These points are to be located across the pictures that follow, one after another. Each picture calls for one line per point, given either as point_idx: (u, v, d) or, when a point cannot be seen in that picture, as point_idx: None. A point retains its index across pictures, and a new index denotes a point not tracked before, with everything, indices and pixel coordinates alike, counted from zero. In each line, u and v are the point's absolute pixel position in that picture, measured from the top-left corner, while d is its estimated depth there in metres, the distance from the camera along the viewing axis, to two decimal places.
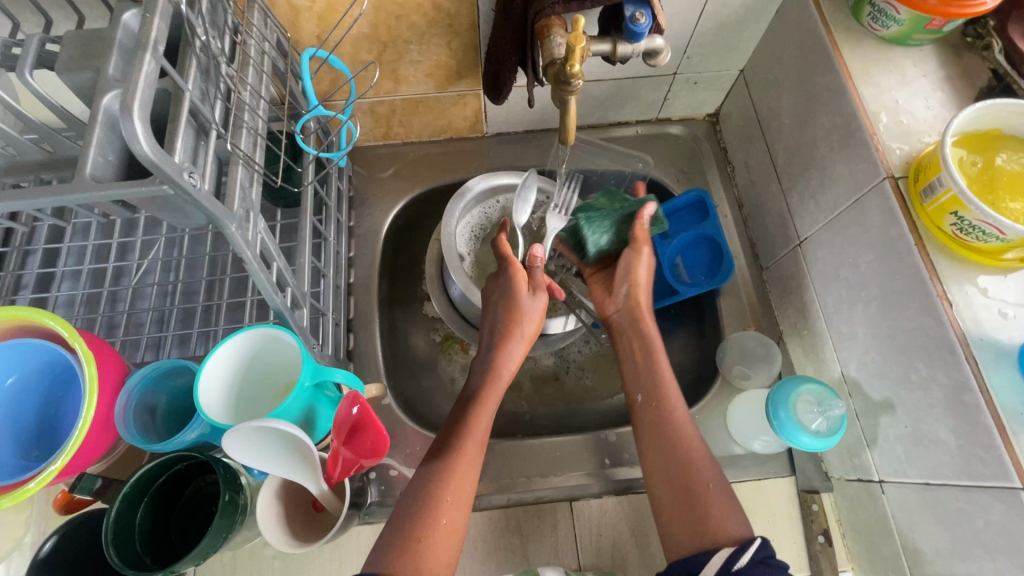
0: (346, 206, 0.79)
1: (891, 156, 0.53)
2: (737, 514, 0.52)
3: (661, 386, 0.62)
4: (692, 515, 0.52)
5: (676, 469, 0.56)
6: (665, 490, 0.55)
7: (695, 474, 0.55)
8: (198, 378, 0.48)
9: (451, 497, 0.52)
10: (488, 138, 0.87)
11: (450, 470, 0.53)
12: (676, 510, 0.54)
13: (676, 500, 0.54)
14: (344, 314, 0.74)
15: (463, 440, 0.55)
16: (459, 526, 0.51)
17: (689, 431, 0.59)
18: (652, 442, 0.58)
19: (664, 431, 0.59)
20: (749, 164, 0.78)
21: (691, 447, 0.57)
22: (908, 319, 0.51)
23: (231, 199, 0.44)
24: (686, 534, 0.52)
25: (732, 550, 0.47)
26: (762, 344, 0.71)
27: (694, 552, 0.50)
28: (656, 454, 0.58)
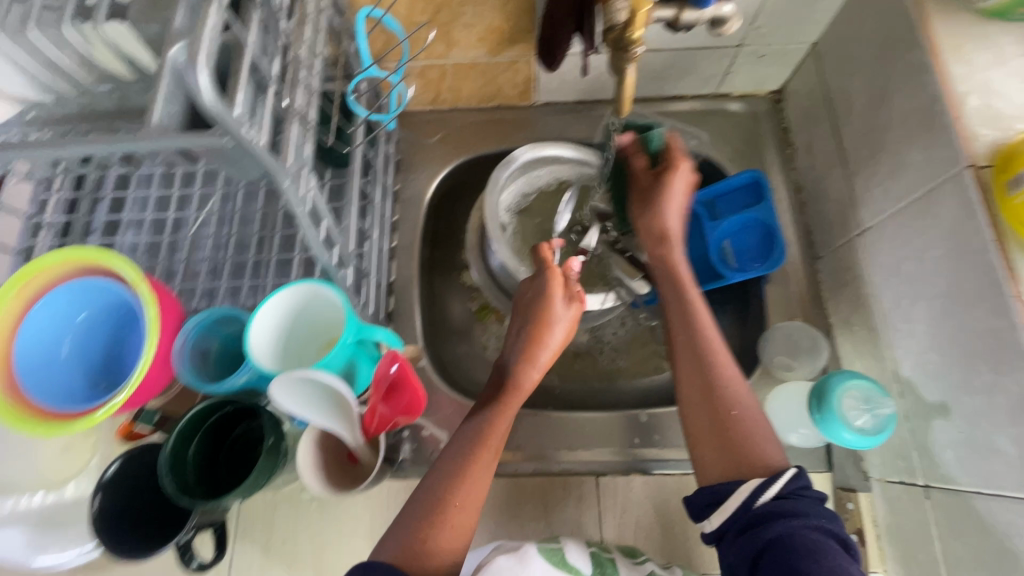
0: (392, 170, 0.80)
1: (976, 142, 0.49)
2: (769, 438, 0.52)
3: (695, 310, 0.59)
4: (721, 436, 0.52)
5: (707, 392, 0.54)
6: (695, 409, 0.55)
7: (726, 399, 0.54)
8: (248, 329, 0.50)
9: (462, 500, 0.50)
10: (536, 107, 0.85)
11: (463, 477, 0.51)
12: (707, 433, 0.53)
13: (706, 421, 0.53)
14: (385, 277, 0.76)
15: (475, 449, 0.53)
16: (467, 530, 0.50)
17: (723, 352, 0.57)
18: (687, 363, 0.57)
19: (702, 352, 0.56)
20: (812, 147, 0.74)
21: (724, 370, 0.55)
22: (976, 320, 0.48)
23: (285, 154, 0.45)
24: (714, 455, 0.52)
25: (761, 482, 0.47)
26: (808, 335, 0.69)
27: (722, 480, 0.50)
28: (686, 373, 0.56)
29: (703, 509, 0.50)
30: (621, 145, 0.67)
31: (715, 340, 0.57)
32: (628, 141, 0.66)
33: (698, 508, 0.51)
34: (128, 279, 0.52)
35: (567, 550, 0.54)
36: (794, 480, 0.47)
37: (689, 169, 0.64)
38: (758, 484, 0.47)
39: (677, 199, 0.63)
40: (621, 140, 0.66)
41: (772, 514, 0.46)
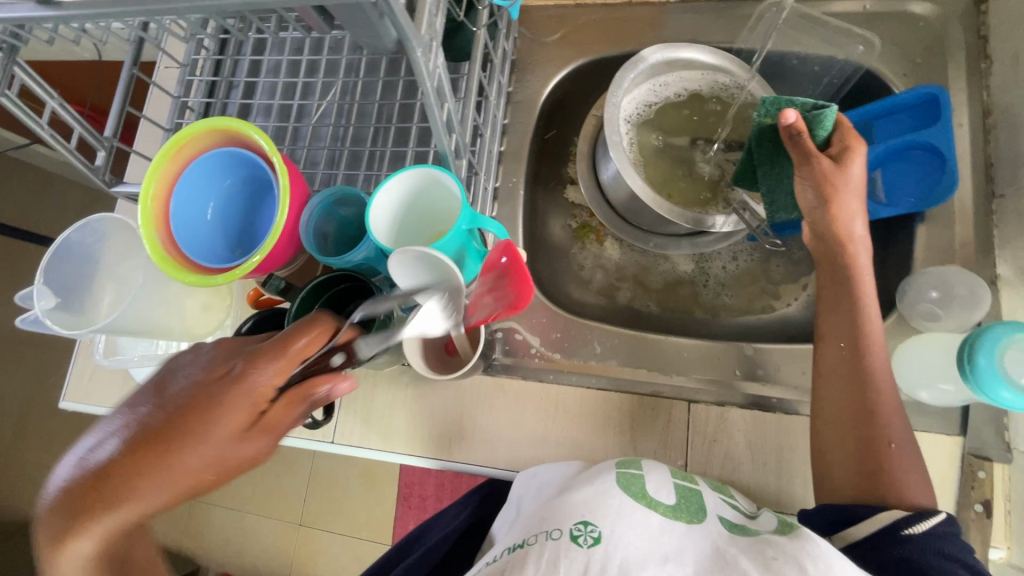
0: (508, 68, 0.76)
1: None
2: (921, 480, 0.49)
3: (867, 325, 0.54)
4: (867, 466, 0.50)
5: (860, 416, 0.51)
6: (838, 429, 0.52)
7: (882, 428, 0.51)
8: (369, 208, 0.51)
9: (147, 485, 0.36)
10: (672, 4, 0.76)
11: (143, 464, 0.36)
12: (847, 454, 0.51)
13: (852, 449, 0.51)
14: (493, 180, 0.75)
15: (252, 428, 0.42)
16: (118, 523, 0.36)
17: (886, 381, 0.52)
18: (839, 383, 0.53)
19: (864, 372, 0.53)
20: (1020, 60, 0.60)
21: (883, 398, 0.52)
22: None
23: (419, 20, 0.43)
24: (851, 479, 0.50)
25: (915, 515, 0.46)
26: (968, 284, 0.58)
27: (854, 502, 0.49)
28: (834, 394, 0.53)
29: (826, 524, 0.49)
30: (785, 126, 0.54)
31: (881, 369, 0.53)
32: (793, 122, 0.53)
33: (818, 518, 0.50)
34: (264, 150, 0.55)
35: (648, 476, 0.51)
36: (946, 523, 0.46)
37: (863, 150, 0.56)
38: (907, 516, 0.46)
39: (857, 184, 0.56)
40: (786, 120, 0.54)
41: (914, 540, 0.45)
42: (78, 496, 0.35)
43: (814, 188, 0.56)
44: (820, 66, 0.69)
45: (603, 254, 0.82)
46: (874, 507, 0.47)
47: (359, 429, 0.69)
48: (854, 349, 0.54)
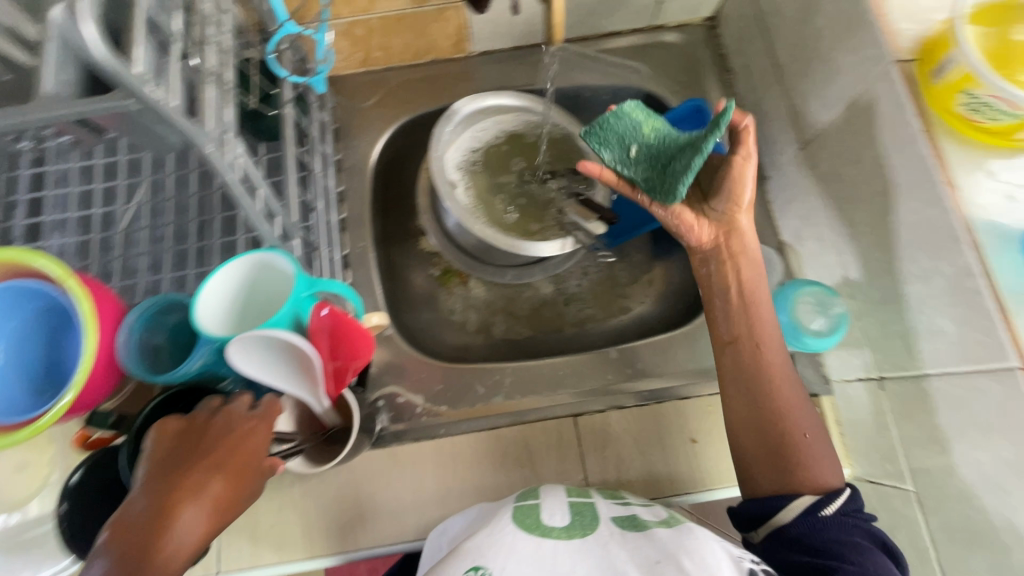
0: (330, 138, 0.76)
1: (900, 38, 0.50)
2: (831, 459, 0.54)
3: (756, 322, 0.58)
4: (784, 464, 0.53)
5: (768, 418, 0.55)
6: (747, 428, 0.56)
7: (789, 419, 0.55)
8: (195, 300, 0.49)
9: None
10: (473, 58, 0.82)
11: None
12: (765, 458, 0.54)
13: (765, 446, 0.55)
14: (338, 250, 0.73)
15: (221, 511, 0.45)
16: None
17: (782, 374, 0.56)
18: (738, 391, 0.57)
19: (762, 372, 0.56)
20: (749, 70, 0.74)
21: (781, 389, 0.56)
22: (913, 212, 0.49)
23: (204, 117, 0.42)
24: (772, 479, 0.54)
25: (819, 499, 0.51)
26: (763, 255, 0.70)
27: (774, 494, 0.53)
28: (737, 396, 0.57)
29: (748, 522, 0.54)
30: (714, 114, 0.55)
31: (781, 365, 0.57)
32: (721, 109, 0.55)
33: (743, 516, 0.54)
34: (52, 276, 0.48)
35: (543, 504, 0.53)
36: (850, 501, 0.51)
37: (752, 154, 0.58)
38: (816, 502, 0.51)
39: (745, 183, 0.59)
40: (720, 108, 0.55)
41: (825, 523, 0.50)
42: None
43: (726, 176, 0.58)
44: (608, 95, 0.81)
45: (469, 295, 0.83)
46: (786, 497, 0.52)
47: (246, 548, 0.62)
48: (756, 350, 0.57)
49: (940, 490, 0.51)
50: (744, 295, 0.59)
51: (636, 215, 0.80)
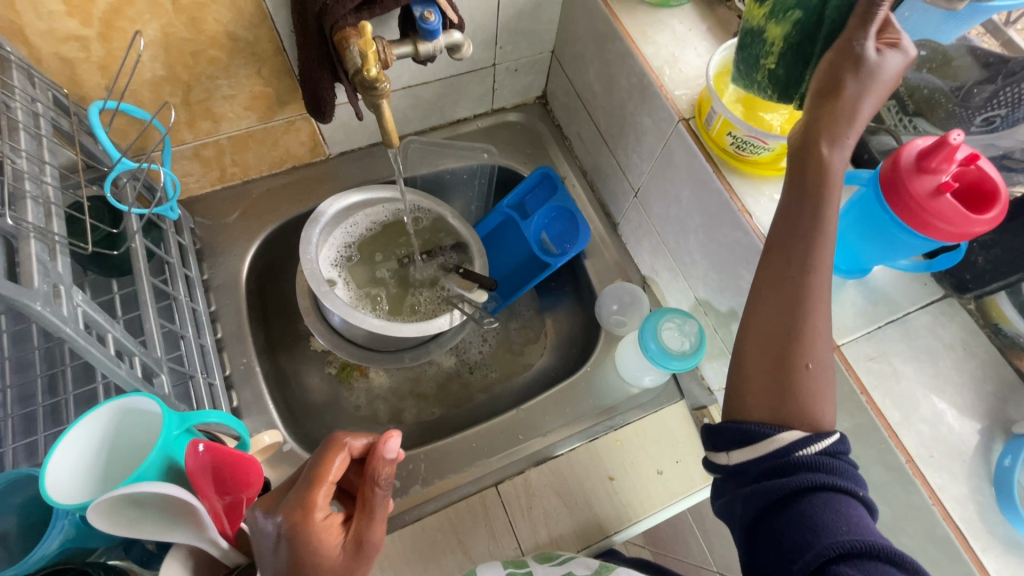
0: (193, 260, 0.74)
1: (679, 102, 0.61)
2: (829, 400, 0.43)
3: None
4: (780, 393, 0.42)
5: (786, 338, 0.43)
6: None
7: (804, 347, 0.42)
8: (44, 465, 0.42)
9: None
10: (333, 158, 0.86)
11: None
12: (769, 336, 0.43)
13: (768, 375, 0.43)
14: (218, 374, 0.69)
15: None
16: None
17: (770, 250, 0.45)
18: (773, 283, 0.44)
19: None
20: (581, 136, 0.85)
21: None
22: (727, 237, 0.58)
23: (27, 276, 0.40)
24: (761, 389, 0.43)
25: (808, 436, 0.41)
26: (629, 291, 0.78)
27: (767, 422, 0.42)
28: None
29: (725, 442, 0.44)
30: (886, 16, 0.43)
31: (822, 298, 0.43)
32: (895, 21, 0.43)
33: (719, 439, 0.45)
34: None
35: None
36: (838, 443, 0.41)
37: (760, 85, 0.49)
38: (803, 438, 0.41)
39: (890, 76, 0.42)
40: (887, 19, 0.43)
41: (809, 466, 0.40)
42: None
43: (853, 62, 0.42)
44: (467, 174, 0.88)
45: (371, 386, 0.82)
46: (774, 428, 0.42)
47: None
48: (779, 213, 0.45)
49: None
50: (799, 210, 0.43)
51: (517, 277, 0.85)
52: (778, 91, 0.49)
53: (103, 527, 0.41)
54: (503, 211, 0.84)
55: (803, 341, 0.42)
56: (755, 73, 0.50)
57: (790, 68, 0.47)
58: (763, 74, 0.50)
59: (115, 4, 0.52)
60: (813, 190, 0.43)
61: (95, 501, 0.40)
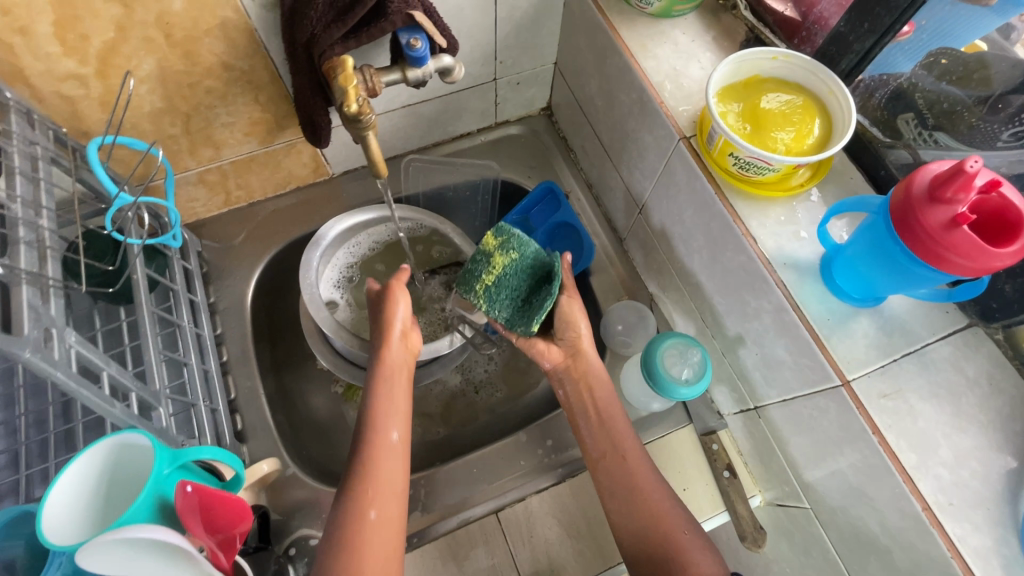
0: (199, 284, 0.75)
1: (680, 119, 0.58)
2: (699, 545, 0.55)
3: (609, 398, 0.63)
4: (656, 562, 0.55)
5: (649, 539, 0.56)
6: (621, 502, 0.58)
7: (645, 499, 0.57)
8: (42, 503, 0.44)
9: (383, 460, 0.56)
10: (337, 177, 0.86)
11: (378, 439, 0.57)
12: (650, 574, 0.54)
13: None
14: (223, 397, 0.70)
15: (369, 475, 0.55)
16: (391, 516, 0.54)
17: (662, 511, 0.57)
18: (615, 504, 0.58)
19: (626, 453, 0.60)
20: (585, 148, 0.83)
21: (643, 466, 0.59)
22: (731, 260, 0.56)
23: (18, 324, 0.41)
24: None
25: None
26: (635, 310, 0.75)
27: None
28: (616, 473, 0.59)
29: None
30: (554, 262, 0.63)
31: (638, 472, 0.59)
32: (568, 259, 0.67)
33: None
34: None
35: None
36: None
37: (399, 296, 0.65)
38: None
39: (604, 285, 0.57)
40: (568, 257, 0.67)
41: None
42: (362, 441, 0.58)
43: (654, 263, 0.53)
44: (469, 190, 0.87)
45: None
46: None
47: None
48: (603, 459, 0.60)
49: (829, 504, 0.55)
50: (638, 506, 0.57)
51: None
52: (522, 323, 0.63)
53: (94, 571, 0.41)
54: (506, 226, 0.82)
55: (659, 518, 0.56)
56: (475, 285, 0.63)
57: (502, 290, 0.62)
58: (481, 288, 0.62)
59: (110, 42, 0.53)
60: (657, 516, 0.56)
61: (84, 546, 0.40)
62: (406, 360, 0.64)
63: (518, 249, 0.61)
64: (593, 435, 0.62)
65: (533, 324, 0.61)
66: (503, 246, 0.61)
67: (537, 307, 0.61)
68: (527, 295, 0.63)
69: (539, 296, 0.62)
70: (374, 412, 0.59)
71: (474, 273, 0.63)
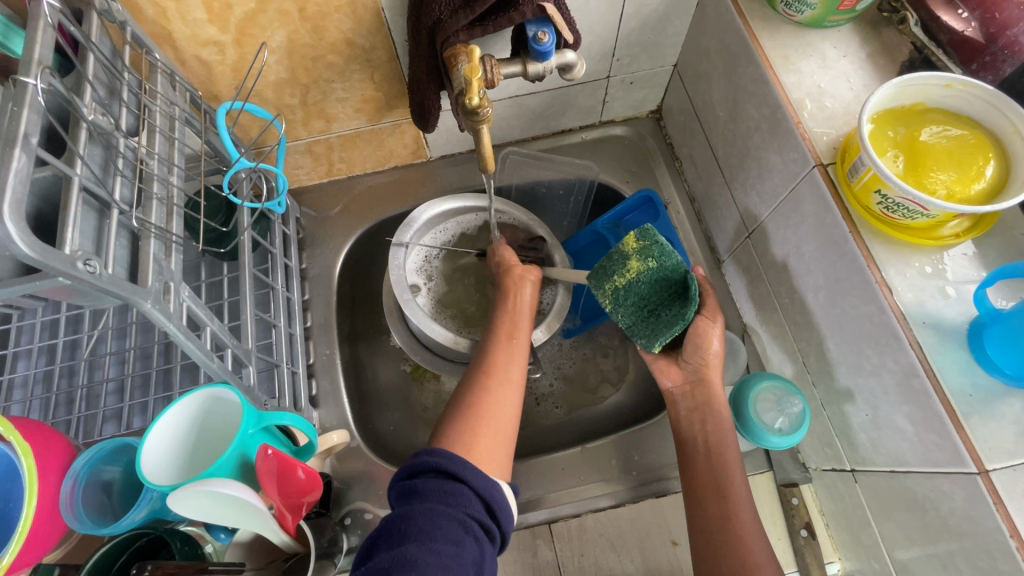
0: (295, 250, 0.78)
1: (818, 143, 0.52)
2: None
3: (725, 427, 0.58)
4: None
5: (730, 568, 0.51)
6: (710, 535, 0.53)
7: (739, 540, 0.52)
8: (143, 438, 0.47)
9: (495, 394, 0.57)
10: (434, 161, 0.86)
11: (493, 367, 0.59)
12: None
13: None
14: (303, 361, 0.73)
15: (487, 389, 0.57)
16: (504, 424, 0.55)
17: (755, 546, 0.52)
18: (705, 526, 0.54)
19: (723, 486, 0.55)
20: (694, 159, 0.78)
21: (740, 506, 0.54)
22: (854, 307, 0.50)
23: (144, 275, 0.43)
24: None
25: None
26: (726, 340, 0.70)
27: None
28: (711, 502, 0.55)
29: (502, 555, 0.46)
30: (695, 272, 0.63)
31: (738, 501, 0.54)
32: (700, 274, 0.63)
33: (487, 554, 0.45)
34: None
35: None
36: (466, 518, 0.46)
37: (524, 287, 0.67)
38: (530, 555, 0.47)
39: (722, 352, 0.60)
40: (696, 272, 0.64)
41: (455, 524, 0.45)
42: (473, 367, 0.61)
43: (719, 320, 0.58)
44: (564, 189, 0.83)
45: (442, 390, 0.83)
46: None
47: None
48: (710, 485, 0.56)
49: None
50: (730, 537, 0.52)
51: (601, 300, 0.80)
52: (643, 334, 0.60)
53: (177, 509, 0.44)
54: (597, 229, 0.79)
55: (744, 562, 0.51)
56: (605, 283, 0.60)
57: (632, 294, 0.59)
58: (611, 288, 0.60)
59: (250, 13, 0.55)
60: (735, 534, 0.52)
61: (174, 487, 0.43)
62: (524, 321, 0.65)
63: (658, 258, 0.57)
64: (699, 459, 0.58)
65: (658, 340, 0.58)
66: (644, 252, 0.58)
67: (667, 325, 0.57)
68: (655, 307, 0.59)
69: (671, 312, 0.58)
70: (473, 388, 0.57)
71: (608, 270, 0.60)
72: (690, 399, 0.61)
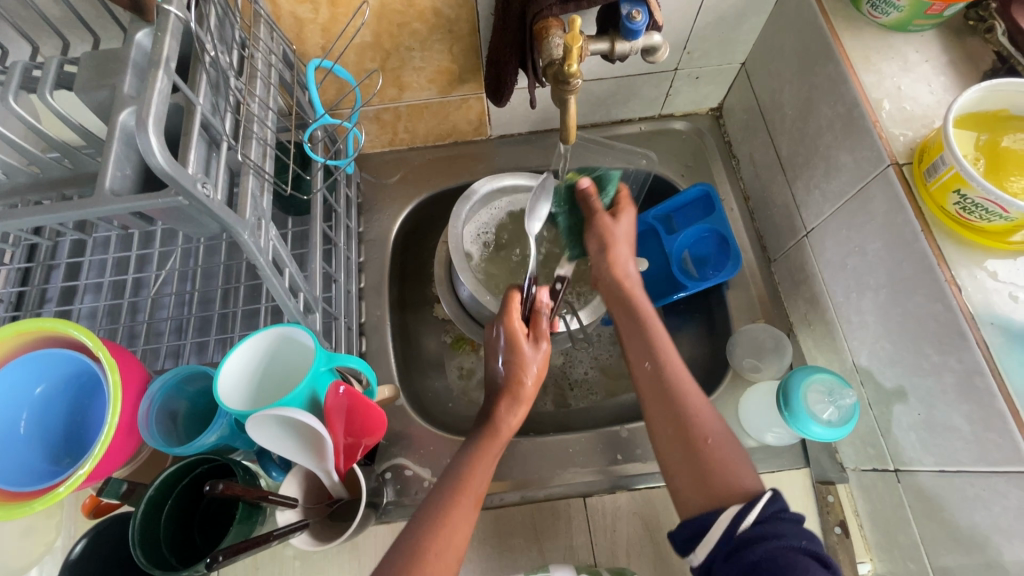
0: (355, 213, 0.80)
1: (894, 142, 0.53)
2: (745, 465, 0.51)
3: (656, 342, 0.60)
4: (698, 470, 0.51)
5: (678, 429, 0.54)
6: (673, 448, 0.53)
7: (695, 426, 0.54)
8: (221, 365, 0.49)
9: (456, 515, 0.53)
10: (493, 140, 0.88)
11: (471, 487, 0.55)
12: (686, 472, 0.52)
13: (685, 462, 0.52)
14: (355, 318, 0.75)
15: (455, 500, 0.54)
16: (457, 544, 0.51)
17: (704, 411, 0.55)
18: (655, 403, 0.56)
19: (669, 393, 0.56)
20: (753, 158, 0.79)
21: (693, 404, 0.55)
22: (918, 306, 0.51)
23: (242, 208, 0.45)
24: (693, 488, 0.51)
25: (740, 508, 0.46)
26: (771, 336, 0.71)
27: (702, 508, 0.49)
28: (654, 395, 0.57)
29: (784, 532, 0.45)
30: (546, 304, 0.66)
31: (683, 377, 0.57)
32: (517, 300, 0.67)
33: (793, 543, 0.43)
34: (87, 345, 0.50)
35: None
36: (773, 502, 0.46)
37: (632, 210, 0.70)
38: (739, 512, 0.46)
39: (626, 235, 0.68)
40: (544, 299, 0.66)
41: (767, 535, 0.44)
42: (445, 492, 0.55)
43: (597, 240, 0.68)
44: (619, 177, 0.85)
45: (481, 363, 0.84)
46: None
47: None
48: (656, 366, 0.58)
49: None
50: (672, 398, 0.56)
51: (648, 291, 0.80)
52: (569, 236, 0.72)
53: (252, 436, 0.46)
54: (648, 221, 0.80)
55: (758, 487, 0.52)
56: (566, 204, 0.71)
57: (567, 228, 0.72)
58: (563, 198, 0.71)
59: None
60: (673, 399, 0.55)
61: (252, 415, 0.45)
62: (541, 372, 0.64)
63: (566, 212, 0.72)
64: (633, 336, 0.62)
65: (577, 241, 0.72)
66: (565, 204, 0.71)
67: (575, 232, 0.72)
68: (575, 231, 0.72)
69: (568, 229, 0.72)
70: (466, 463, 0.57)
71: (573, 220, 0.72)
72: (619, 313, 0.65)
